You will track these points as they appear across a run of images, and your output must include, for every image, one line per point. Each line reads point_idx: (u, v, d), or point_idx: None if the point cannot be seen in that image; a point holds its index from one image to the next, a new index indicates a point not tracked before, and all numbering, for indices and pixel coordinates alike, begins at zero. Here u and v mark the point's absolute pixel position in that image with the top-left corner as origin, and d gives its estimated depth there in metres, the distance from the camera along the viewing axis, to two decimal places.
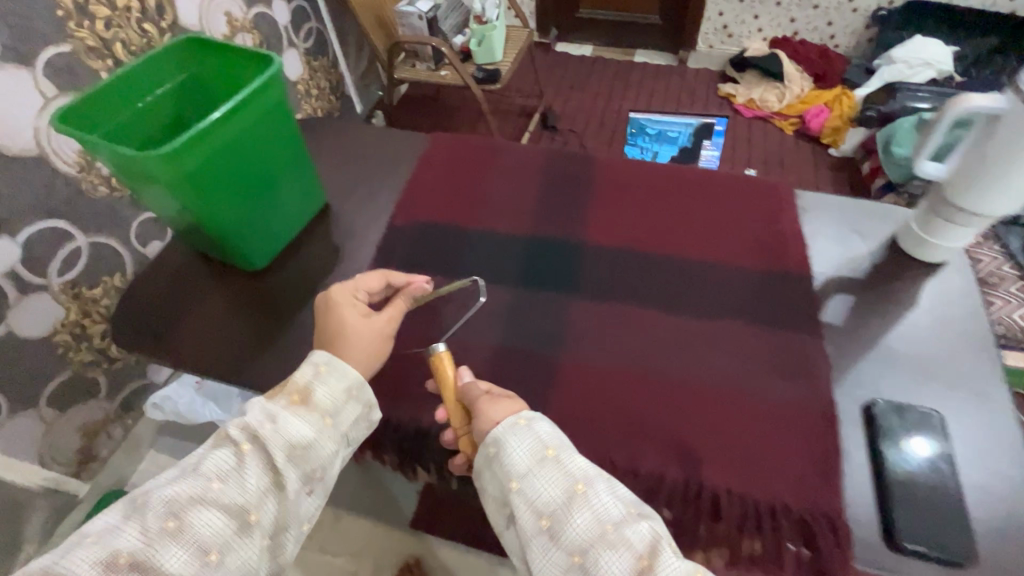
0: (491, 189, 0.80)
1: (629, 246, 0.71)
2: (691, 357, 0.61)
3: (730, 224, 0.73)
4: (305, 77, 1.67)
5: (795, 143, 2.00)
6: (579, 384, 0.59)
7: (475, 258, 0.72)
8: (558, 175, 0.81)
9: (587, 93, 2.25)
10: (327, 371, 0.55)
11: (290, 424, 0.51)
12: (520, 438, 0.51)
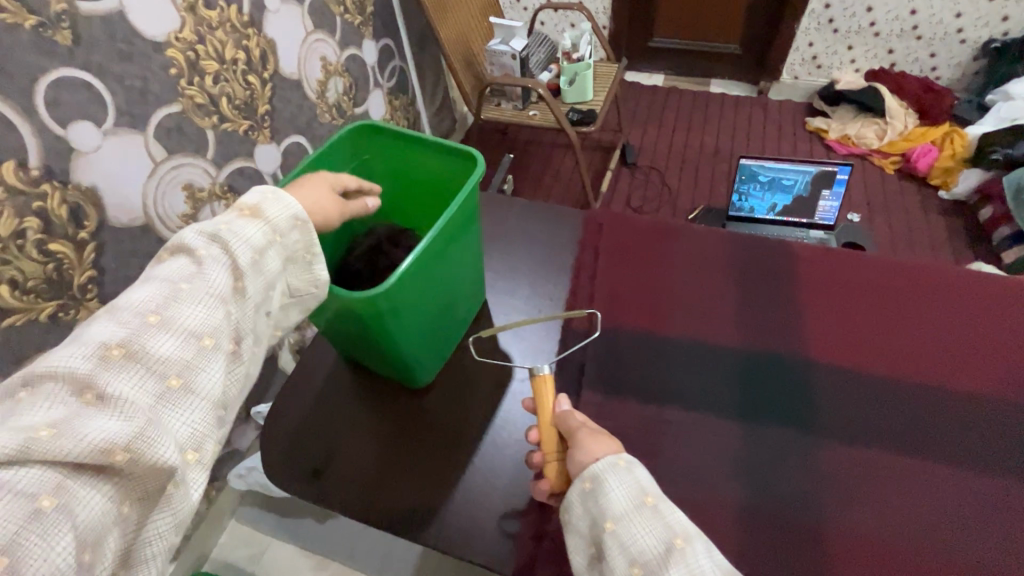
0: (679, 288, 0.72)
1: (877, 375, 0.61)
2: (1002, 543, 0.50)
3: (993, 349, 0.62)
4: (388, 118, 1.57)
5: (899, 183, 1.88)
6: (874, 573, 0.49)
7: (693, 378, 0.63)
8: (759, 273, 0.72)
9: (667, 127, 2.12)
10: (279, 198, 0.50)
11: (244, 234, 0.47)
12: (621, 481, 0.45)
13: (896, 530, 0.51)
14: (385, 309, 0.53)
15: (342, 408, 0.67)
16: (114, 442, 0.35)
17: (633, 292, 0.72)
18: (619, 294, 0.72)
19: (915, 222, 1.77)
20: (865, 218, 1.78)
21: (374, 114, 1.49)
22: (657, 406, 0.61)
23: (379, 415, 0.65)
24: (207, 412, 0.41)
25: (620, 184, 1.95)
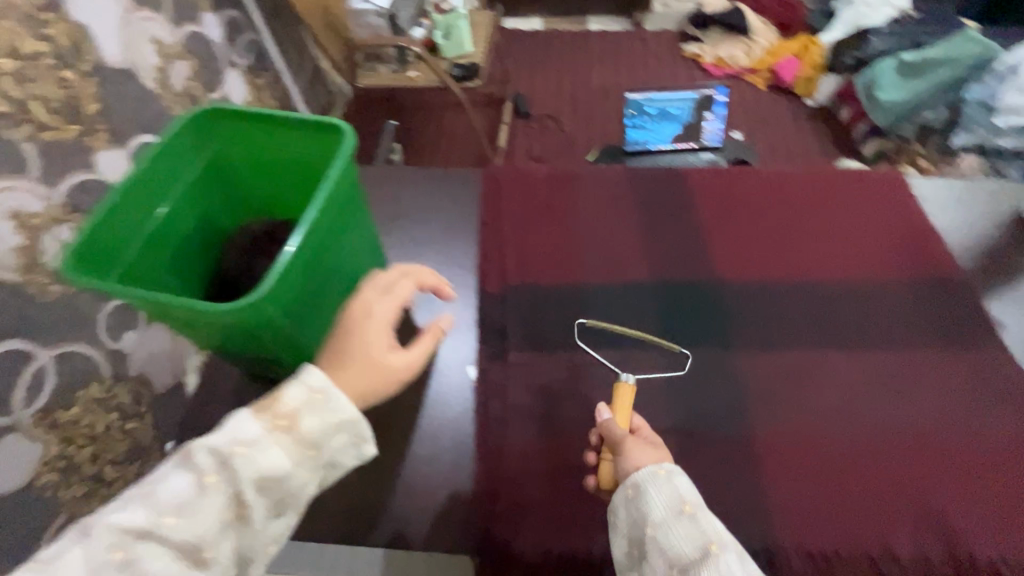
0: (585, 234, 0.71)
1: (774, 279, 0.65)
2: (894, 404, 0.56)
3: (865, 237, 0.68)
4: None
5: (771, 97, 2.00)
6: (796, 458, 0.53)
7: (613, 315, 0.63)
8: (659, 204, 0.73)
9: (553, 71, 2.10)
10: (326, 402, 0.41)
11: (264, 458, 0.38)
12: (660, 489, 0.45)
13: (807, 415, 0.56)
14: (278, 319, 0.46)
15: None
16: None
17: (542, 243, 0.71)
18: (529, 247, 0.70)
19: (789, 131, 1.91)
20: (747, 135, 1.89)
21: None
22: (581, 348, 0.62)
23: None
24: None
25: (518, 138, 1.92)
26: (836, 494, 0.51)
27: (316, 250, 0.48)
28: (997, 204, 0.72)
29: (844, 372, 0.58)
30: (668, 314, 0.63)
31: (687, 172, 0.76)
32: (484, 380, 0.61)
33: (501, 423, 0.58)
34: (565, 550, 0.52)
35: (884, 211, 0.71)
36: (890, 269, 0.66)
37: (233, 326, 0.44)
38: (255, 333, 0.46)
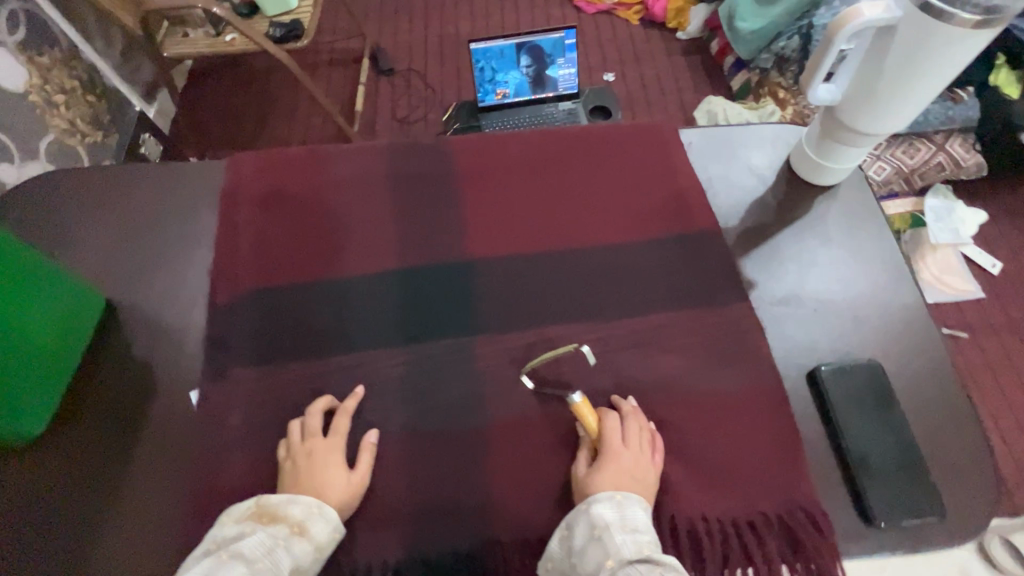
0: (334, 222, 0.64)
1: (526, 255, 0.62)
2: (627, 375, 0.56)
3: (625, 201, 0.66)
4: (37, 82, 1.23)
5: (644, 33, 1.92)
6: (519, 444, 0.53)
7: (353, 313, 0.59)
8: (418, 180, 0.67)
9: (417, 18, 1.93)
10: (323, 512, 0.47)
11: (286, 559, 0.44)
12: (581, 518, 0.47)
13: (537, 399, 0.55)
14: None
15: None
16: None
17: (285, 239, 0.63)
18: (269, 247, 0.63)
19: (661, 68, 1.85)
20: (619, 76, 1.84)
21: (7, 82, 1.15)
22: (311, 352, 0.57)
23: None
24: None
25: (379, 97, 1.79)
26: (554, 477, 0.51)
27: None
28: (773, 153, 0.80)
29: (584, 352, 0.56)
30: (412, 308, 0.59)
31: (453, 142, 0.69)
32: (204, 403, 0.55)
33: (218, 451, 0.53)
34: None
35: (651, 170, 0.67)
36: (648, 235, 0.63)
37: None
38: None
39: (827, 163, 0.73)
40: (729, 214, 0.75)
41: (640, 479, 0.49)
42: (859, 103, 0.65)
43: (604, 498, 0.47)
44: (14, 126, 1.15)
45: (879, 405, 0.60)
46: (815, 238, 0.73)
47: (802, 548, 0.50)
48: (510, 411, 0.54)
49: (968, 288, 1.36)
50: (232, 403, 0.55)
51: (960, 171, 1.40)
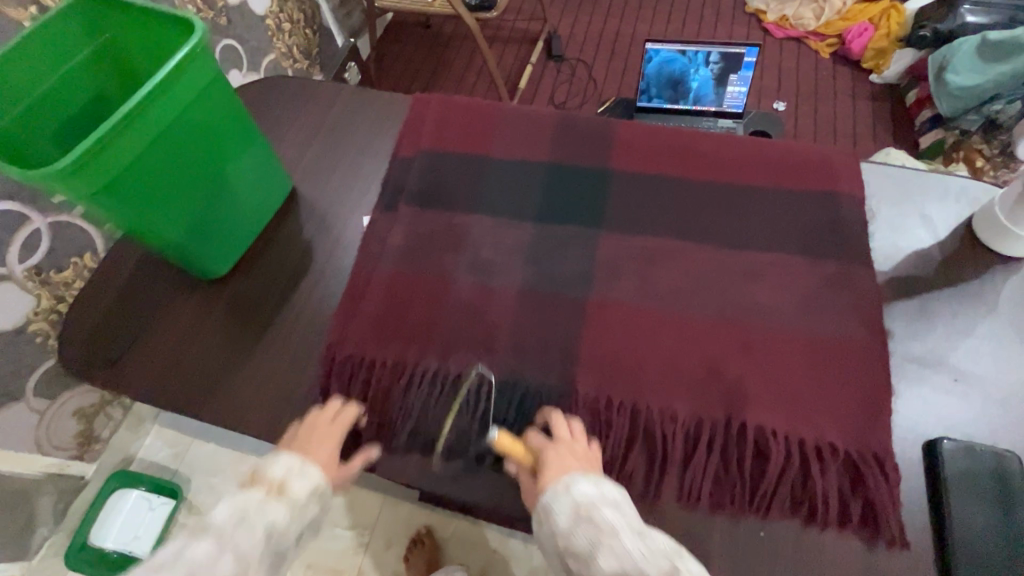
0: (512, 153, 0.73)
1: (665, 188, 0.68)
2: (736, 310, 0.59)
3: (777, 170, 0.67)
4: (275, 9, 1.41)
5: (833, 68, 1.82)
6: (612, 326, 0.59)
7: (503, 204, 0.69)
8: (585, 121, 0.75)
9: (599, 14, 1.99)
10: (303, 471, 0.50)
11: (272, 470, 0.49)
12: (561, 503, 0.47)
13: (641, 302, 0.60)
14: (101, 188, 0.51)
15: (165, 291, 0.69)
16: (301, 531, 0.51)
17: (466, 128, 0.76)
18: (452, 129, 0.76)
19: (841, 106, 1.74)
20: (792, 107, 1.74)
21: (255, 5, 1.34)
22: (461, 215, 0.68)
23: (199, 298, 0.68)
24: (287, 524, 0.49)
25: (543, 79, 1.86)
26: (639, 366, 0.57)
27: (139, 130, 0.52)
28: (959, 207, 0.65)
29: (727, 320, 0.58)
30: (569, 240, 0.65)
31: None
32: (372, 226, 0.69)
33: (373, 261, 0.66)
34: (391, 384, 0.58)
35: (834, 172, 0.67)
36: (816, 233, 0.63)
37: (57, 188, 0.50)
38: (95, 198, 0.52)
39: (1021, 235, 0.58)
40: (884, 258, 0.62)
41: (585, 457, 0.50)
42: None
43: (581, 477, 0.48)
44: (251, 41, 1.34)
45: (1002, 499, 0.49)
46: (984, 280, 0.60)
47: (862, 496, 0.50)
48: (615, 301, 0.61)
49: None
50: (392, 235, 0.68)
51: None
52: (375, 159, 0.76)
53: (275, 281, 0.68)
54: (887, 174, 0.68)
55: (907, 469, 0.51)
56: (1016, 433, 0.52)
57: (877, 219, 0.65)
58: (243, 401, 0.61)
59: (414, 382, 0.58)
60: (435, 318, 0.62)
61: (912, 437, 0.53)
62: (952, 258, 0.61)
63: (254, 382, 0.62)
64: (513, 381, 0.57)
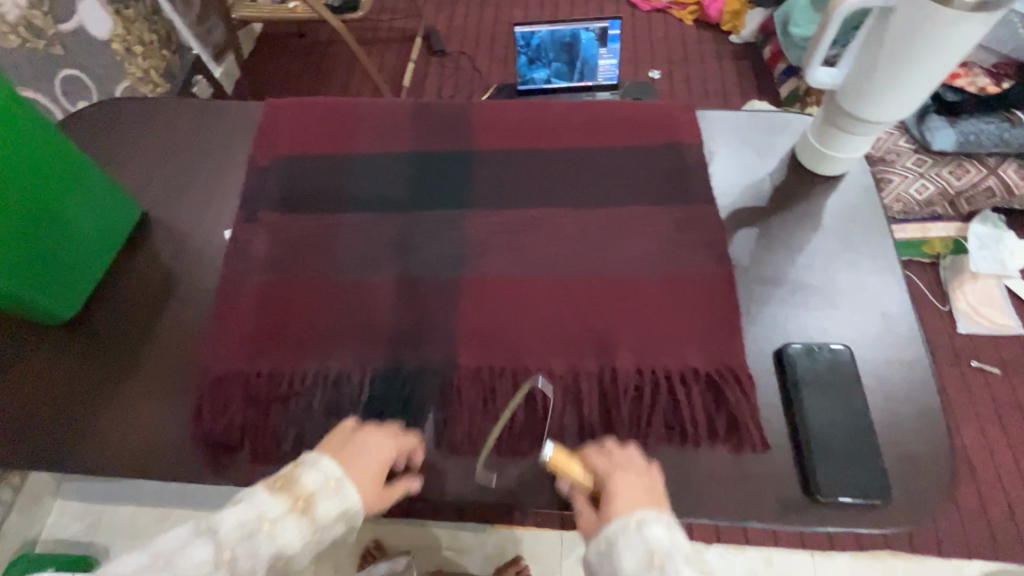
0: (373, 145, 0.72)
1: (526, 158, 0.70)
2: (601, 263, 0.62)
3: (626, 128, 0.71)
4: (119, 32, 1.31)
5: (696, 33, 1.94)
6: (487, 298, 0.60)
7: (369, 197, 0.68)
8: (443, 105, 0.76)
9: (473, 5, 2.00)
10: (341, 490, 0.47)
11: (344, 500, 0.47)
12: (631, 544, 0.45)
13: (512, 271, 0.62)
14: None
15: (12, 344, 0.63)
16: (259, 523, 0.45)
17: (323, 127, 0.74)
18: (309, 129, 0.74)
19: (709, 68, 1.86)
20: (666, 74, 1.84)
21: (94, 30, 1.24)
22: (327, 213, 0.67)
23: (52, 345, 0.63)
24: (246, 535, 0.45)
25: (428, 75, 1.85)
26: (517, 332, 0.58)
27: None
28: (785, 140, 0.72)
29: (593, 274, 0.61)
30: (438, 223, 0.66)
31: None
32: (234, 238, 0.66)
33: (242, 273, 0.64)
34: (272, 394, 0.57)
35: (675, 124, 0.72)
36: (665, 181, 0.67)
37: None
38: None
39: (834, 153, 0.64)
40: (727, 196, 0.68)
41: (654, 491, 0.48)
42: (862, 86, 0.56)
43: (654, 516, 0.46)
44: (96, 69, 1.24)
45: (841, 389, 0.55)
46: (812, 202, 0.67)
47: (726, 410, 0.54)
48: (487, 272, 0.62)
49: (1006, 322, 1.34)
50: (258, 244, 0.65)
51: (1011, 198, 1.35)
52: (233, 170, 0.73)
53: (137, 312, 0.64)
54: (722, 120, 0.74)
55: (762, 377, 0.57)
56: (847, 327, 0.59)
57: (718, 162, 0.71)
58: (116, 442, 0.57)
59: (297, 388, 0.57)
60: (310, 320, 0.60)
61: (764, 350, 0.58)
62: (782, 185, 0.68)
63: (125, 421, 0.58)
64: (397, 368, 0.57)
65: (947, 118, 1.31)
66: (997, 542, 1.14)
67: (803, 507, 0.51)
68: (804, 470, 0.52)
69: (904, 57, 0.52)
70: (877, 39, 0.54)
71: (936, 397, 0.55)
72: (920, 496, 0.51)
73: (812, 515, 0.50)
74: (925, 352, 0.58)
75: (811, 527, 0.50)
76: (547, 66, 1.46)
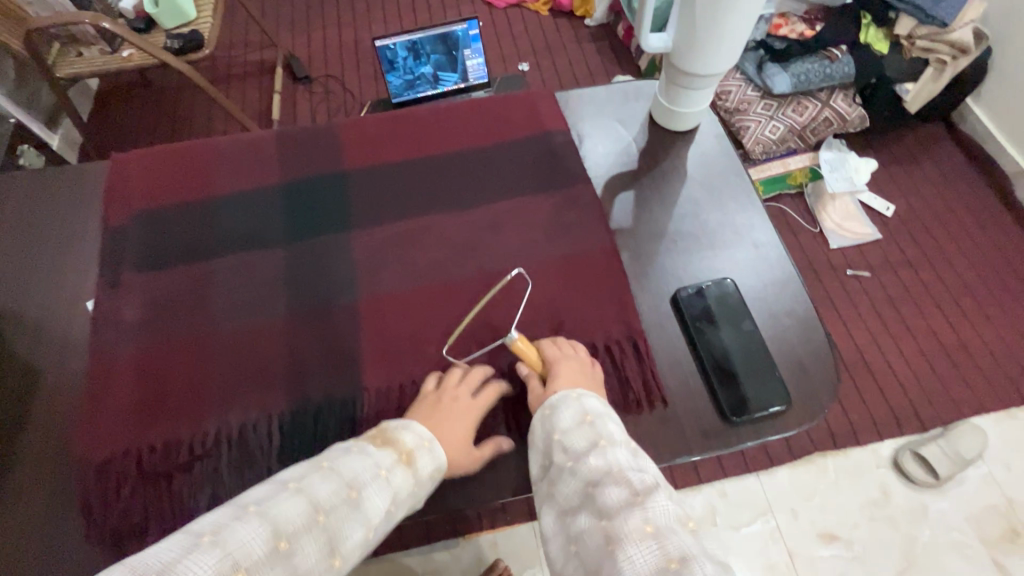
0: (238, 188, 0.69)
1: (403, 170, 0.69)
2: (494, 259, 0.63)
3: (495, 122, 0.73)
4: None
5: (554, 22, 2.01)
6: (391, 318, 0.60)
7: (244, 242, 0.65)
8: (308, 131, 0.74)
9: (331, 26, 1.95)
10: (433, 450, 0.50)
11: (395, 480, 0.46)
12: (570, 409, 0.49)
13: (411, 285, 0.62)
14: None
15: None
16: (347, 487, 0.43)
17: (181, 175, 0.69)
18: (165, 181, 0.69)
19: (572, 53, 1.94)
20: (534, 65, 1.90)
21: None
22: (203, 264, 0.63)
23: None
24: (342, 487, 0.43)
25: (298, 105, 1.78)
26: (427, 344, 0.58)
27: None
28: (641, 107, 0.77)
29: (490, 272, 0.62)
30: (323, 255, 0.64)
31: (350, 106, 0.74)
32: (99, 309, 0.60)
33: (113, 345, 0.58)
34: (172, 465, 0.53)
35: (537, 113, 0.74)
36: (539, 168, 0.69)
37: None
38: None
39: (683, 110, 0.70)
40: (599, 170, 0.72)
41: (592, 379, 0.54)
42: (689, 45, 0.62)
43: (593, 396, 0.51)
44: None
45: (732, 319, 0.60)
46: (674, 158, 0.72)
47: (637, 364, 0.57)
48: (387, 290, 0.62)
49: (866, 231, 1.53)
50: (127, 310, 0.60)
51: (847, 125, 1.52)
52: (84, 242, 0.66)
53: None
54: (582, 100, 0.78)
55: (664, 325, 0.61)
56: (726, 262, 0.65)
57: (586, 139, 0.75)
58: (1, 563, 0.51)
59: (198, 452, 0.53)
60: (201, 377, 0.57)
61: (660, 302, 0.62)
62: (646, 148, 0.73)
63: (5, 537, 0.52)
64: (310, 405, 0.55)
65: (781, 64, 1.48)
66: (899, 420, 1.30)
67: (722, 433, 0.55)
68: (717, 402, 0.56)
69: (714, 14, 0.58)
70: (691, 8, 0.59)
71: (810, 309, 0.62)
72: (814, 396, 0.57)
73: (731, 438, 0.55)
74: (794, 269, 0.65)
75: (732, 450, 0.55)
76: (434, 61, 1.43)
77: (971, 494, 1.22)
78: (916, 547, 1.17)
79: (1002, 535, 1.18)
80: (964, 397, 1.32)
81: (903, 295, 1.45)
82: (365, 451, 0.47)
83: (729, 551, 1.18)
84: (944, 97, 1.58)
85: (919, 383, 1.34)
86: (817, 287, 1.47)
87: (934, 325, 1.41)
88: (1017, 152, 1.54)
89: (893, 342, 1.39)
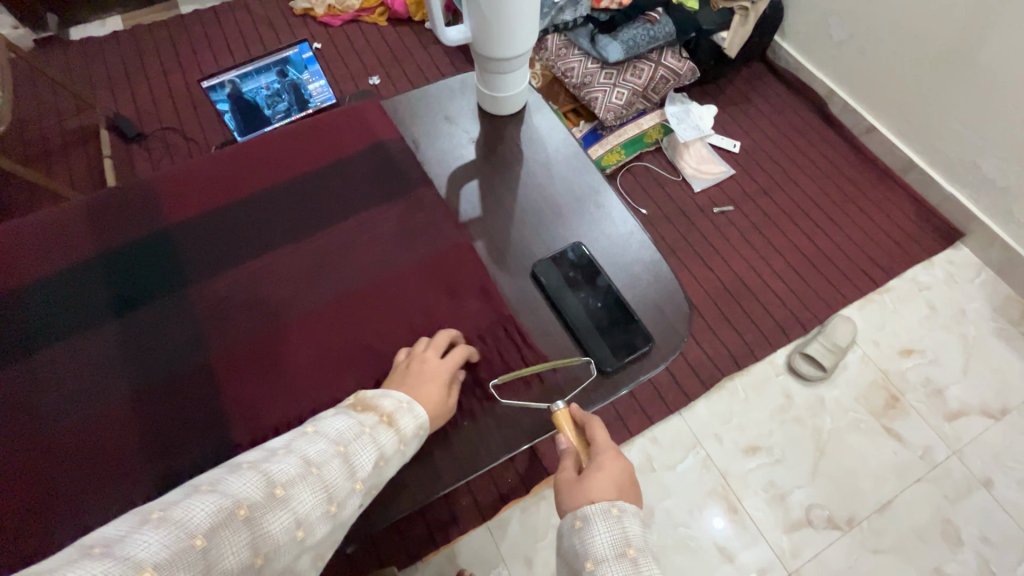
0: (48, 277, 0.63)
1: (239, 217, 0.68)
2: (350, 282, 0.64)
3: (322, 144, 0.73)
4: None
5: (394, 31, 1.97)
6: (251, 369, 0.60)
7: (70, 331, 0.61)
8: (120, 195, 0.69)
9: (155, 76, 1.79)
10: (412, 410, 0.53)
11: (334, 472, 0.45)
12: (609, 527, 0.48)
13: (269, 331, 0.62)
14: None
15: None
16: (265, 486, 0.41)
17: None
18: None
19: (420, 56, 1.92)
20: (384, 77, 1.87)
21: None
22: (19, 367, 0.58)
23: None
24: (258, 487, 0.41)
25: (137, 167, 1.63)
26: (296, 386, 0.59)
27: None
28: (470, 100, 0.79)
29: (348, 299, 0.63)
30: (169, 325, 0.62)
31: (167, 171, 0.71)
32: None
33: None
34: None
35: (368, 127, 0.74)
36: (380, 184, 0.70)
37: None
38: None
39: (504, 95, 0.74)
40: (442, 174, 0.74)
41: (630, 484, 0.52)
42: (487, 36, 0.64)
43: (631, 510, 0.50)
44: None
45: (588, 278, 0.66)
46: (509, 145, 0.76)
47: (514, 350, 0.62)
48: (242, 338, 0.61)
49: (720, 169, 1.67)
50: None
51: (681, 79, 1.64)
52: None
53: None
54: (412, 104, 0.79)
55: (529, 299, 0.66)
56: (575, 229, 0.70)
57: (424, 146, 0.76)
58: None
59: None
60: (49, 484, 0.53)
61: (522, 283, 0.67)
62: (481, 142, 0.76)
63: None
64: (176, 481, 0.54)
65: (611, 35, 1.58)
66: (785, 329, 1.44)
67: (601, 387, 0.61)
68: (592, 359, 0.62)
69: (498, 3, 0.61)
70: (476, 5, 0.62)
71: (652, 257, 0.69)
72: (671, 329, 0.65)
73: (611, 389, 0.62)
74: (635, 221, 0.72)
75: (615, 398, 0.62)
76: (274, 91, 1.34)
77: (855, 376, 1.38)
78: (822, 436, 1.31)
79: (886, 404, 1.35)
80: (830, 295, 1.49)
81: (763, 220, 1.60)
82: (295, 448, 0.45)
83: (671, 490, 1.25)
84: (755, 38, 1.75)
85: (793, 293, 1.49)
86: (691, 229, 1.58)
87: (793, 239, 1.57)
88: (823, 74, 1.74)
89: (764, 262, 1.54)
